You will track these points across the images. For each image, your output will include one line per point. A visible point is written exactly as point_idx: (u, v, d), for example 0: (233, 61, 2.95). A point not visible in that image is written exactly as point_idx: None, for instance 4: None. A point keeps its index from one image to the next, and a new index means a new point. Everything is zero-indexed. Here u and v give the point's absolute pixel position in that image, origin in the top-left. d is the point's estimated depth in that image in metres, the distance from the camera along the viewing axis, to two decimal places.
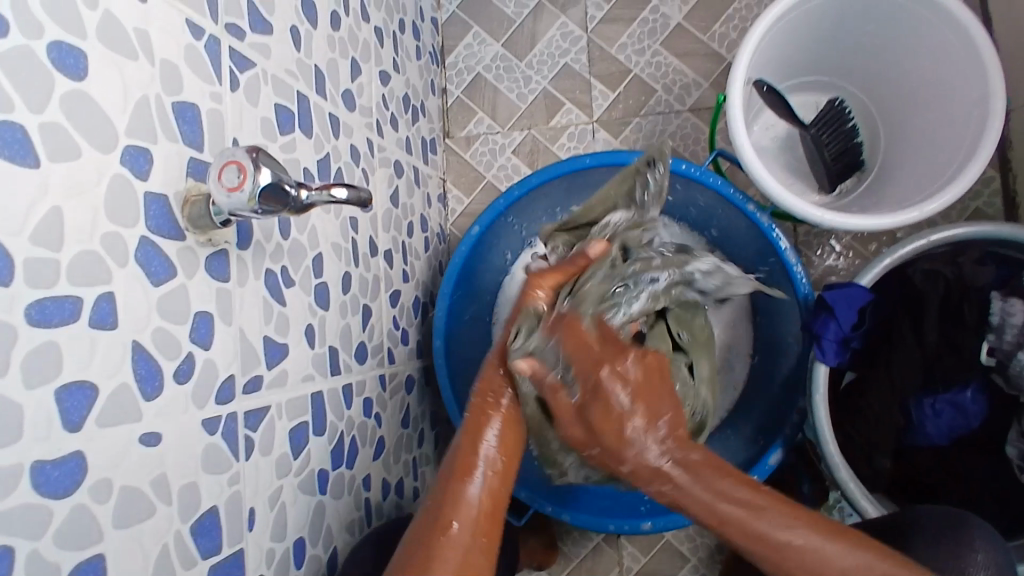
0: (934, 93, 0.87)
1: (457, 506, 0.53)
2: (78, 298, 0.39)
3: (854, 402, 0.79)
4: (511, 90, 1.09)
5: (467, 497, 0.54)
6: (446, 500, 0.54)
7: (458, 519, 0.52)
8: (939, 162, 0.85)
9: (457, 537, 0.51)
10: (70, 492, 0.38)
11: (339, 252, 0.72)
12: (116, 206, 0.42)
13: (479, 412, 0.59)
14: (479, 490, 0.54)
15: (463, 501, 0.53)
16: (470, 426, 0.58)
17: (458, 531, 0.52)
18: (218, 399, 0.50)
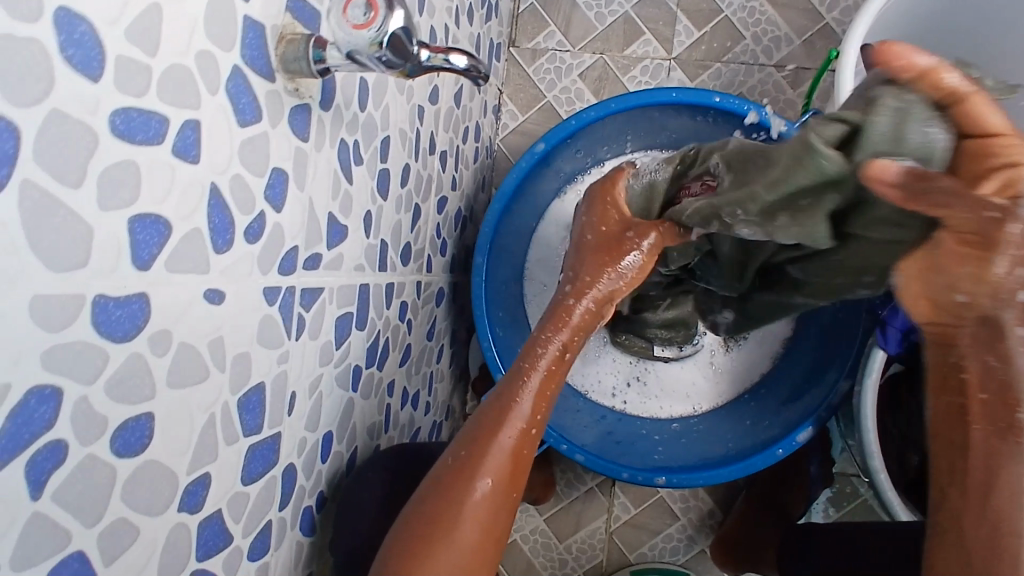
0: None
1: (486, 459, 0.51)
2: (165, 119, 0.33)
3: (898, 394, 0.77)
4: (589, 8, 1.01)
5: (501, 450, 0.52)
6: (478, 451, 0.52)
7: (489, 475, 0.51)
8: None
9: (481, 495, 0.50)
10: (131, 338, 0.33)
11: (404, 140, 0.66)
12: (216, 22, 0.36)
13: (502, 400, 0.54)
14: (513, 442, 0.52)
15: (493, 453, 0.52)
16: (495, 412, 0.53)
17: (486, 489, 0.50)
18: (280, 270, 0.45)
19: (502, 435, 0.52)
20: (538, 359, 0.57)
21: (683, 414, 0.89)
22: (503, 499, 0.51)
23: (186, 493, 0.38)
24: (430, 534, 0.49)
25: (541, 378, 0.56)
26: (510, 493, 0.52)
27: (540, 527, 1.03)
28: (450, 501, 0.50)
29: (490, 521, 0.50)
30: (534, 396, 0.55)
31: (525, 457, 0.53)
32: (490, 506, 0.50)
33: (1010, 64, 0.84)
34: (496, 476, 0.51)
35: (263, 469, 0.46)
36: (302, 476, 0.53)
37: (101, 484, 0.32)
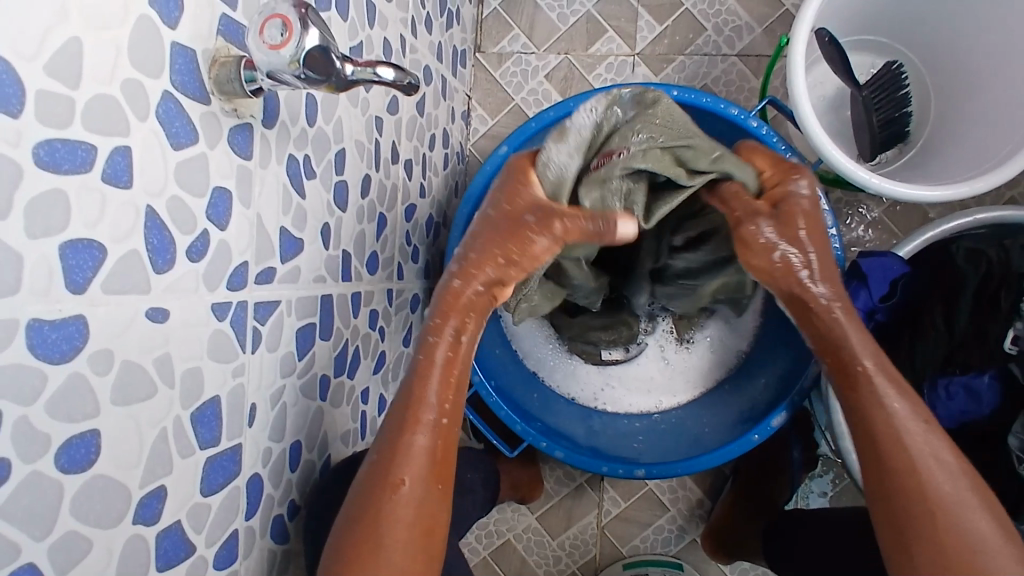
0: (995, 68, 0.81)
1: (402, 457, 0.52)
2: (93, 147, 0.35)
3: None
4: (552, 9, 1.02)
5: (414, 450, 0.52)
6: (391, 451, 0.52)
7: (407, 475, 0.51)
8: (995, 143, 0.79)
9: (403, 494, 0.51)
10: (70, 358, 0.34)
11: (361, 151, 0.67)
12: (140, 52, 0.37)
13: (408, 400, 0.53)
14: (427, 441, 0.53)
15: (404, 451, 0.52)
16: (403, 414, 0.53)
17: (405, 488, 0.51)
18: (230, 286, 0.46)
19: (415, 435, 0.53)
20: (436, 356, 0.55)
21: (659, 407, 0.90)
22: (424, 494, 0.52)
23: (141, 505, 0.40)
24: (363, 538, 0.50)
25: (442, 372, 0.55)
26: (433, 485, 0.52)
27: (532, 525, 1.04)
28: (374, 503, 0.51)
29: (418, 517, 0.51)
30: (441, 389, 0.54)
31: (446, 448, 0.54)
32: (413, 504, 0.51)
33: (966, 39, 0.84)
34: (417, 475, 0.52)
35: (224, 479, 0.47)
36: (270, 486, 0.54)
37: (48, 500, 0.34)
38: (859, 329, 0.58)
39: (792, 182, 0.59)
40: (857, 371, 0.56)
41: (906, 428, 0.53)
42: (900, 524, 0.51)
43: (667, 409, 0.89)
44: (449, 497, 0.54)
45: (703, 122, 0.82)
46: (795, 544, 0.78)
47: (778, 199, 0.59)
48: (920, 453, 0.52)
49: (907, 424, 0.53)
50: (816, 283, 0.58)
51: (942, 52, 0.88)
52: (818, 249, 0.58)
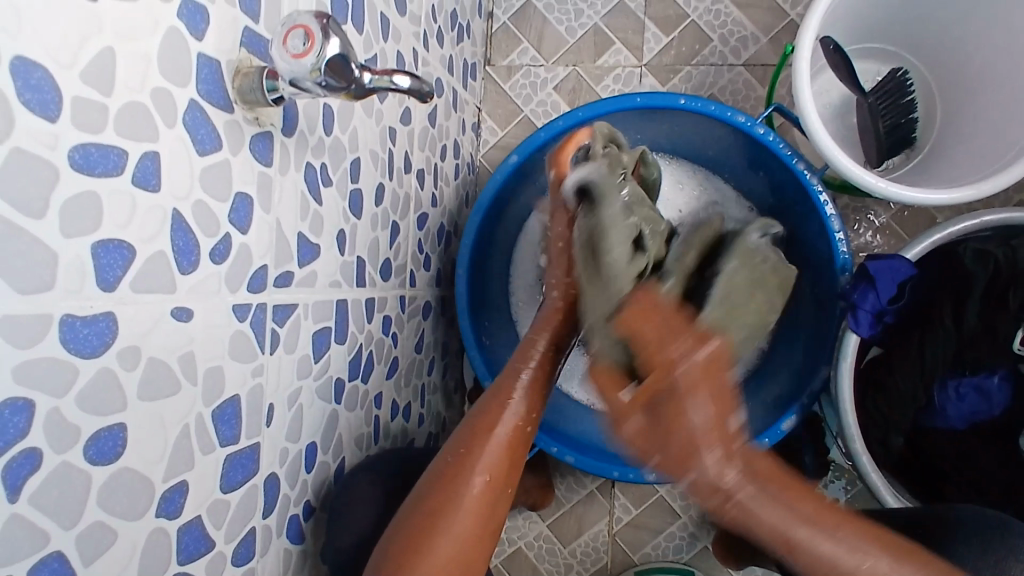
0: (999, 74, 0.82)
1: (483, 449, 0.57)
2: (123, 152, 0.36)
3: (878, 378, 0.75)
4: (560, 22, 1.04)
5: (495, 449, 0.58)
6: (474, 443, 0.58)
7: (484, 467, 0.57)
8: (1000, 148, 0.80)
9: (476, 488, 0.56)
10: (99, 354, 0.35)
11: (376, 160, 0.69)
12: (168, 62, 0.39)
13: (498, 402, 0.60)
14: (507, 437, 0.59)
15: (489, 448, 0.57)
16: (489, 412, 0.59)
17: (480, 483, 0.56)
18: (250, 288, 0.48)
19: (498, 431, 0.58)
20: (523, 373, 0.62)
21: None
22: (496, 496, 0.56)
23: (164, 499, 0.41)
24: (432, 518, 0.54)
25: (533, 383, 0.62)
26: (503, 489, 0.57)
27: (543, 533, 1.04)
28: (449, 486, 0.55)
29: (484, 509, 0.56)
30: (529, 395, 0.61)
31: (520, 450, 0.59)
32: (484, 495, 0.56)
33: (970, 46, 0.85)
34: (495, 466, 0.57)
35: (243, 477, 0.49)
36: (287, 486, 0.55)
37: (77, 490, 0.35)
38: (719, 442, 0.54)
39: (670, 368, 0.53)
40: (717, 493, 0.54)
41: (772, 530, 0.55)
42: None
43: None
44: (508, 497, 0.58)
45: (711, 130, 0.83)
46: None
47: (659, 390, 0.54)
48: (844, 561, 0.56)
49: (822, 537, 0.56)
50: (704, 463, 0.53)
51: (946, 60, 0.89)
52: (716, 405, 0.53)
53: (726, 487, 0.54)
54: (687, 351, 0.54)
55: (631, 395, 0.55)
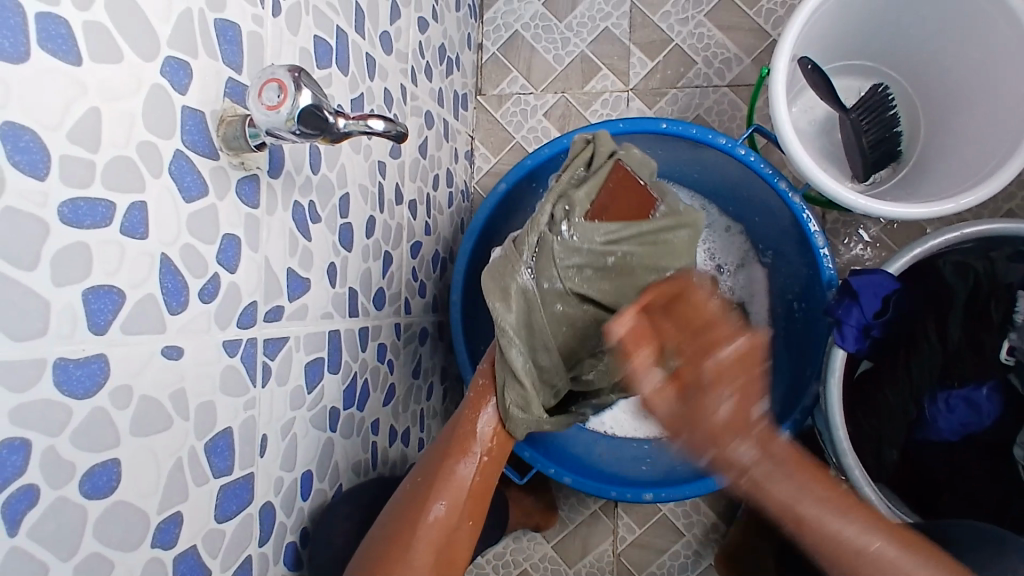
0: (978, 86, 0.83)
1: (444, 484, 0.62)
2: (111, 204, 0.39)
3: (870, 393, 0.77)
4: (547, 51, 1.07)
5: (456, 479, 0.62)
6: (435, 476, 0.62)
7: (445, 499, 0.61)
8: (980, 159, 0.81)
9: (437, 514, 0.60)
10: (92, 394, 0.38)
11: (365, 194, 0.72)
12: (154, 118, 0.41)
13: (459, 439, 0.65)
14: (468, 471, 0.63)
15: (448, 479, 0.62)
16: (452, 449, 0.64)
17: (440, 510, 0.60)
18: (239, 324, 0.50)
19: (460, 466, 0.63)
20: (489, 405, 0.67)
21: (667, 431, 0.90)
22: (457, 523, 0.61)
23: (159, 530, 0.43)
24: (393, 551, 0.58)
25: (495, 415, 0.66)
26: (465, 517, 0.62)
27: (548, 554, 1.05)
28: (411, 519, 0.59)
29: (444, 540, 0.60)
30: (489, 429, 0.65)
31: (481, 485, 0.64)
32: (445, 527, 0.60)
33: (947, 59, 0.87)
34: (457, 499, 0.61)
35: (238, 507, 0.50)
36: (282, 514, 0.57)
37: (73, 524, 0.37)
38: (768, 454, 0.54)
39: (728, 347, 0.54)
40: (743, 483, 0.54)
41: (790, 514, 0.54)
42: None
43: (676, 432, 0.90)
44: (471, 529, 0.62)
45: (693, 152, 0.85)
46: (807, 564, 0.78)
47: (690, 312, 0.57)
48: (857, 540, 0.54)
49: (854, 540, 0.53)
50: (734, 449, 0.53)
51: (926, 73, 0.90)
52: (739, 397, 0.53)
53: (744, 467, 0.53)
54: (703, 368, 0.53)
55: (659, 394, 0.54)
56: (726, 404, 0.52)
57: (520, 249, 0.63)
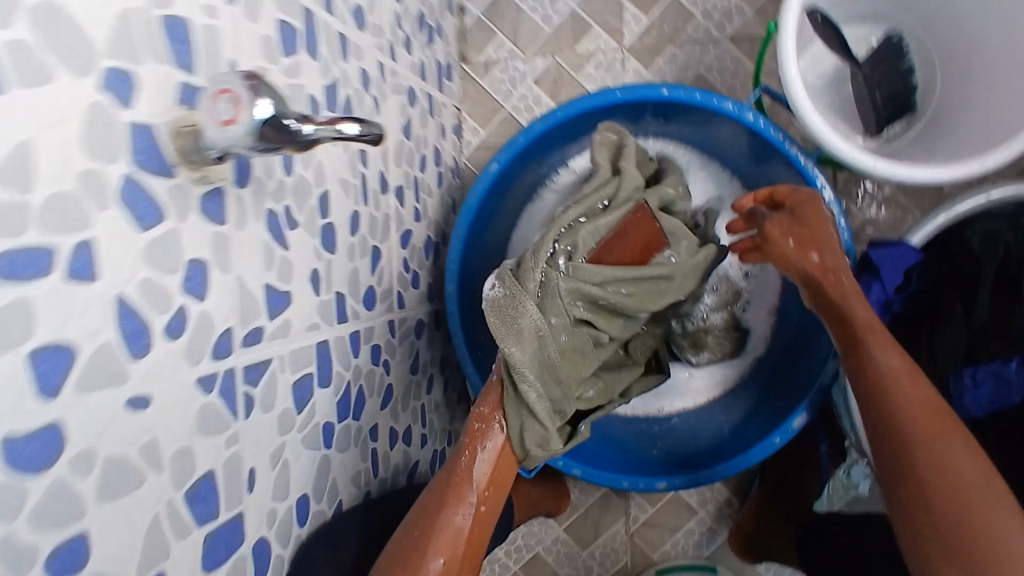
0: (996, 33, 0.77)
1: (438, 537, 0.57)
2: (52, 249, 0.33)
3: None
4: (534, 11, 0.99)
5: (452, 529, 0.58)
6: (428, 528, 0.58)
7: (439, 553, 0.57)
8: (1003, 117, 0.74)
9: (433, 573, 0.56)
10: (48, 468, 0.33)
11: (347, 189, 0.66)
12: (94, 140, 0.36)
13: (454, 486, 0.61)
14: (465, 520, 0.59)
15: (442, 531, 0.58)
16: (448, 496, 0.60)
17: (438, 567, 0.56)
18: (214, 356, 0.45)
19: (457, 514, 0.59)
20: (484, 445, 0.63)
21: (680, 411, 0.88)
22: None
23: None
24: None
25: (490, 460, 0.63)
26: (461, 568, 0.58)
27: (560, 537, 1.03)
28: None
29: None
30: (485, 475, 0.62)
31: (478, 534, 0.60)
32: None
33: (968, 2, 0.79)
34: (455, 551, 0.58)
35: (229, 551, 0.47)
36: (279, 546, 0.53)
37: None
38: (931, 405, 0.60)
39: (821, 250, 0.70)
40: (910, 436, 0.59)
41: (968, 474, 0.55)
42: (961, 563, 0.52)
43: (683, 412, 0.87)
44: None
45: (697, 117, 0.79)
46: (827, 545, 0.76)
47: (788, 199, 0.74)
48: (947, 466, 0.56)
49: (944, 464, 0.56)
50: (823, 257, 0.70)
51: (945, 18, 0.83)
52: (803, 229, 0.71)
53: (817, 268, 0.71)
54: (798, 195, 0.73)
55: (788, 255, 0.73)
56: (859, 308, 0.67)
57: (526, 286, 0.62)
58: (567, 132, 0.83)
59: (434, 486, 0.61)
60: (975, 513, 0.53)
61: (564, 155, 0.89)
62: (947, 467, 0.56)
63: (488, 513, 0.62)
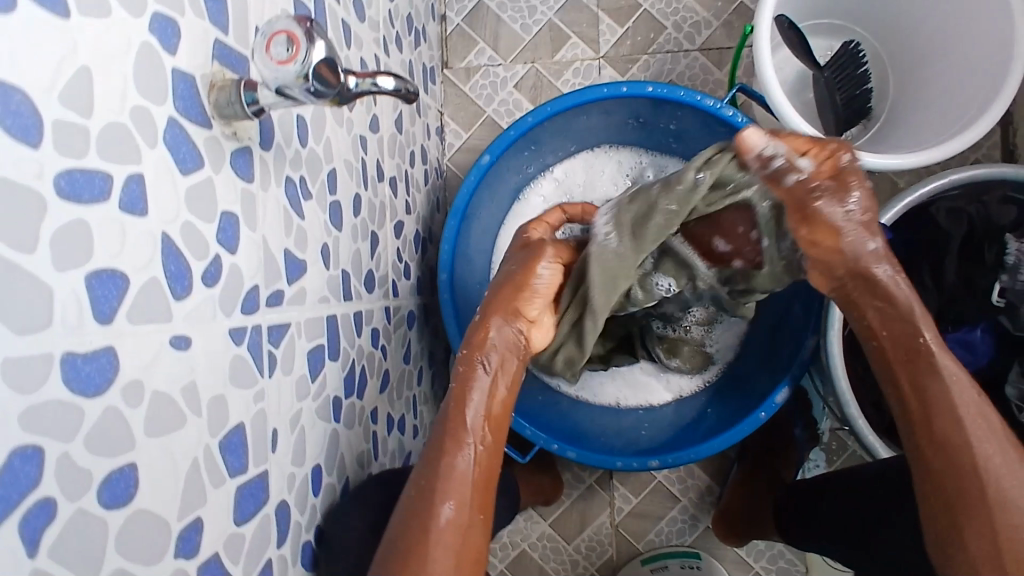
0: (953, 30, 0.80)
1: (442, 489, 0.56)
2: (108, 176, 0.34)
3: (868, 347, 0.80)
4: (514, 21, 1.04)
5: (457, 476, 0.57)
6: (433, 480, 0.57)
7: (449, 502, 0.56)
8: (964, 105, 0.78)
9: (446, 519, 0.55)
10: (103, 392, 0.33)
11: (350, 170, 0.67)
12: (145, 80, 0.37)
13: (450, 434, 0.59)
14: (468, 464, 0.58)
15: (449, 481, 0.57)
16: (450, 443, 0.59)
17: (449, 514, 0.55)
18: (243, 310, 0.46)
19: (463, 456, 0.58)
20: (473, 387, 0.62)
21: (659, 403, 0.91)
22: (469, 521, 0.56)
23: (182, 538, 0.39)
24: (405, 561, 0.53)
25: (482, 400, 0.61)
26: (477, 512, 0.57)
27: (546, 532, 1.04)
28: (420, 529, 0.54)
29: (462, 546, 0.55)
30: (476, 412, 0.60)
31: (484, 481, 0.59)
32: (457, 532, 0.55)
33: (918, 15, 0.85)
34: (465, 493, 0.57)
35: (256, 507, 0.46)
36: (297, 513, 0.53)
37: (95, 537, 0.33)
38: (921, 305, 0.59)
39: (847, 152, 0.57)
40: (918, 345, 0.57)
41: (968, 404, 0.55)
42: (955, 512, 0.53)
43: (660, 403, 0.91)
44: (483, 520, 0.57)
45: (677, 113, 0.85)
46: (804, 514, 0.80)
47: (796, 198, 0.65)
48: (1007, 481, 0.52)
49: (990, 450, 0.53)
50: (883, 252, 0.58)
51: (894, 26, 0.88)
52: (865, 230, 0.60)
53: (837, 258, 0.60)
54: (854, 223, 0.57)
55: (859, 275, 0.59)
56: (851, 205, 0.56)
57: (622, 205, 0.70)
58: (548, 130, 0.88)
59: (430, 439, 0.60)
60: (988, 485, 0.52)
61: (546, 153, 0.94)
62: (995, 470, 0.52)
63: (493, 448, 0.61)
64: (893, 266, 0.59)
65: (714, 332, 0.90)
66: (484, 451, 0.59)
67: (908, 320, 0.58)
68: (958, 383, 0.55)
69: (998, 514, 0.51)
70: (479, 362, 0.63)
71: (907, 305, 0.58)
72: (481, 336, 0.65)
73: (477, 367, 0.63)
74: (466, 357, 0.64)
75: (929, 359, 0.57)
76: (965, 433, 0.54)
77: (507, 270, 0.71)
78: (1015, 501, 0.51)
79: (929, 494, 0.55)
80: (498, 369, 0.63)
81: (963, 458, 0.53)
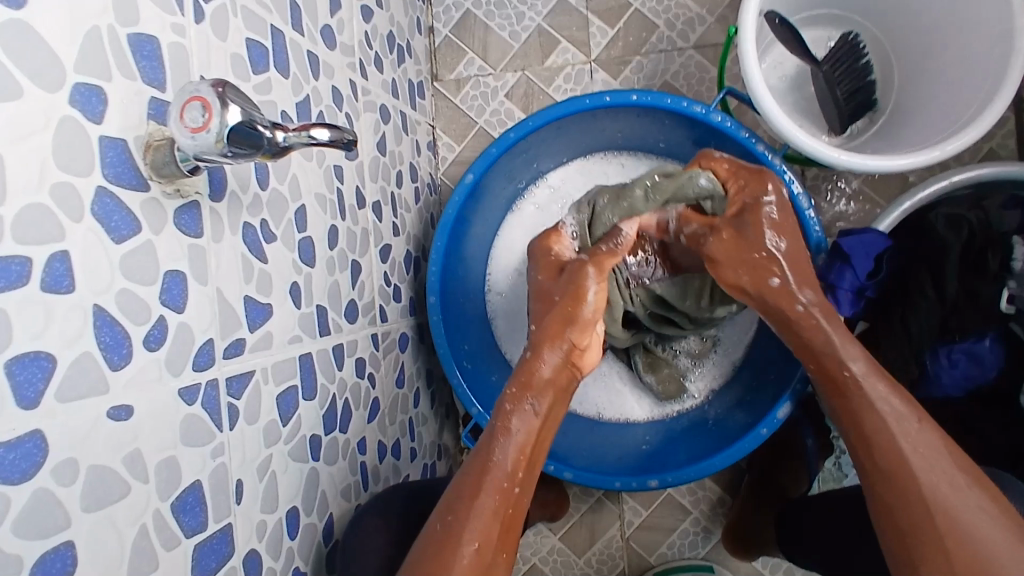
0: (952, 22, 0.78)
1: (470, 522, 0.53)
2: (27, 259, 0.34)
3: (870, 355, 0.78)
4: (502, 28, 1.02)
5: (487, 514, 0.54)
6: (459, 514, 0.54)
7: (474, 538, 0.52)
8: (970, 99, 0.74)
9: (468, 557, 0.52)
10: (31, 476, 0.34)
11: (324, 204, 0.67)
12: (66, 154, 0.36)
13: (478, 469, 0.56)
14: (497, 504, 0.55)
15: (476, 512, 0.54)
16: (478, 477, 0.55)
17: (472, 550, 0.52)
18: (195, 367, 0.45)
19: (492, 491, 0.55)
20: (516, 425, 0.59)
21: (651, 417, 0.91)
22: (490, 560, 0.53)
23: None
24: None
25: (524, 442, 0.58)
26: (498, 551, 0.54)
27: (556, 546, 1.02)
28: (437, 562, 0.51)
29: None
30: (512, 456, 0.57)
31: (508, 525, 0.55)
32: (475, 569, 0.52)
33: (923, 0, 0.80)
34: (485, 523, 0.53)
35: (218, 562, 0.47)
36: (270, 559, 0.53)
37: None
38: (849, 340, 0.60)
39: (762, 193, 0.66)
40: (844, 378, 0.58)
41: (907, 434, 0.54)
42: (909, 549, 0.52)
43: (655, 417, 0.91)
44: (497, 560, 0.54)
45: (667, 120, 0.83)
46: (803, 533, 0.78)
47: (744, 207, 0.66)
48: (946, 494, 0.51)
49: (925, 466, 0.53)
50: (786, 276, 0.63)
51: (898, 15, 0.84)
52: (790, 259, 0.64)
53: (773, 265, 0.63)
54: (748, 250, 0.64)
55: (788, 293, 0.63)
56: (779, 243, 0.64)
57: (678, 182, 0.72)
58: (537, 142, 0.87)
59: (457, 474, 0.57)
60: (929, 499, 0.51)
61: (539, 165, 0.92)
62: (937, 492, 0.51)
63: (525, 493, 0.57)
64: (811, 300, 0.62)
65: (699, 369, 0.91)
66: (508, 493, 0.55)
67: (834, 354, 0.60)
68: (897, 412, 0.56)
69: (951, 536, 0.50)
70: (526, 404, 0.60)
71: (836, 346, 0.60)
72: (529, 379, 0.62)
73: (524, 404, 0.60)
74: (512, 394, 0.61)
75: (859, 390, 0.57)
76: (905, 459, 0.53)
77: (548, 298, 0.68)
78: (973, 528, 0.49)
79: (886, 530, 0.54)
80: (545, 417, 0.60)
81: (907, 486, 0.53)
